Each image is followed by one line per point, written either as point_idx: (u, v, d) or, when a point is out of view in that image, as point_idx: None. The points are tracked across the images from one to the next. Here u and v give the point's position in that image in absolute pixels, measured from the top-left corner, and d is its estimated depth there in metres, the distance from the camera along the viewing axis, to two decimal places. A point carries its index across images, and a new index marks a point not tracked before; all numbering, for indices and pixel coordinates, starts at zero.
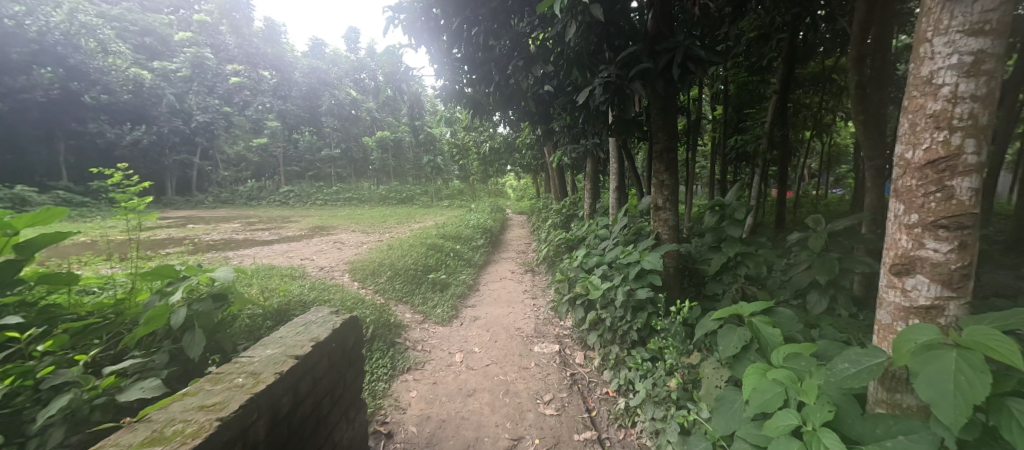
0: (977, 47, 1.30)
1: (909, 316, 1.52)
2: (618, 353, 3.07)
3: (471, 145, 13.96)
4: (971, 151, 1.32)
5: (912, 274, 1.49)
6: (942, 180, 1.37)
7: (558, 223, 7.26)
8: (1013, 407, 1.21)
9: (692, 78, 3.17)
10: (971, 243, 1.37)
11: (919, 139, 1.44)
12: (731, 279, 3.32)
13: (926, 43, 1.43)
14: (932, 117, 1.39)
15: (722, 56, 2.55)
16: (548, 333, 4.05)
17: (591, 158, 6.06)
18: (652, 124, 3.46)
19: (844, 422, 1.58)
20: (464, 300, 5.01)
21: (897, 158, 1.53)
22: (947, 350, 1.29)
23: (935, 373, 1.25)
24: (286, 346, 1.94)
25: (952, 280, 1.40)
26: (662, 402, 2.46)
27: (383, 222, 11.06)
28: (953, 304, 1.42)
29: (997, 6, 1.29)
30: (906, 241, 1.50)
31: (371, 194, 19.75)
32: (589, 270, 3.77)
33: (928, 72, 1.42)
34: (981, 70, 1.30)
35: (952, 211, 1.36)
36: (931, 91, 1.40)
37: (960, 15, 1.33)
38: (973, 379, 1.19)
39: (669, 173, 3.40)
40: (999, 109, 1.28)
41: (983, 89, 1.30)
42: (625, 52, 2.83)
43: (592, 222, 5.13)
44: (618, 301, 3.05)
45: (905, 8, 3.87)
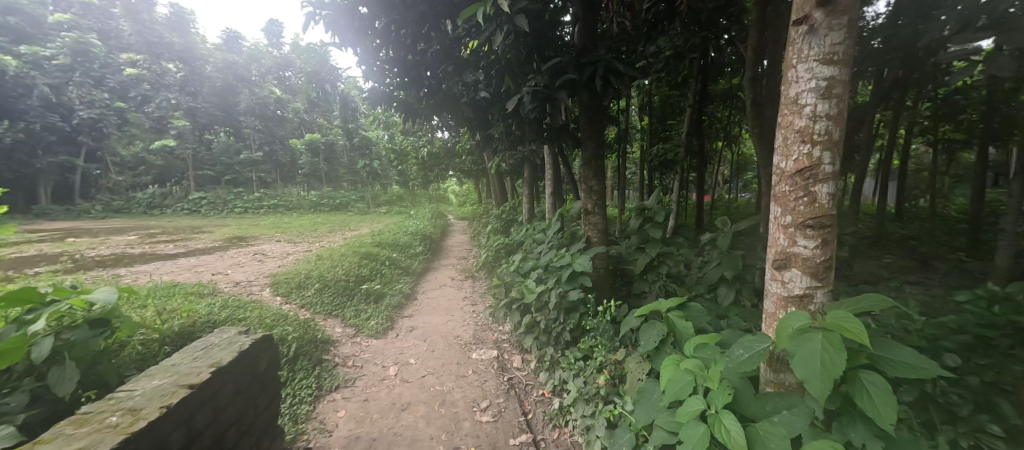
0: (829, 74, 1.54)
1: (787, 305, 1.74)
2: (553, 355, 3.15)
3: (410, 150, 13.63)
4: (827, 162, 1.56)
5: (788, 268, 1.70)
6: (808, 186, 1.59)
7: (498, 228, 7.31)
8: (864, 378, 1.43)
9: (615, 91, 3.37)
10: (831, 241, 1.61)
11: (790, 151, 1.66)
12: (654, 278, 3.57)
13: (790, 69, 1.66)
14: (798, 132, 1.62)
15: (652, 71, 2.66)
16: (486, 339, 4.04)
17: (528, 164, 6.19)
18: (581, 132, 3.61)
19: (741, 403, 1.77)
20: (401, 311, 4.82)
21: (774, 167, 1.76)
22: (815, 332, 1.49)
23: (808, 354, 1.44)
24: (178, 375, 1.72)
25: (818, 272, 1.62)
26: (591, 399, 2.56)
27: (312, 231, 10.31)
28: (819, 293, 1.65)
29: (844, 40, 1.53)
30: (783, 239, 1.71)
31: (300, 200, 18.36)
32: (525, 274, 3.84)
33: (794, 93, 1.64)
34: (832, 94, 1.55)
35: (815, 213, 1.59)
36: (796, 110, 1.63)
37: (816, 46, 1.56)
38: (835, 358, 1.38)
39: (597, 179, 3.59)
40: (846, 126, 1.53)
41: (834, 110, 1.55)
42: (552, 62, 2.91)
43: (529, 227, 5.24)
44: (552, 304, 3.15)
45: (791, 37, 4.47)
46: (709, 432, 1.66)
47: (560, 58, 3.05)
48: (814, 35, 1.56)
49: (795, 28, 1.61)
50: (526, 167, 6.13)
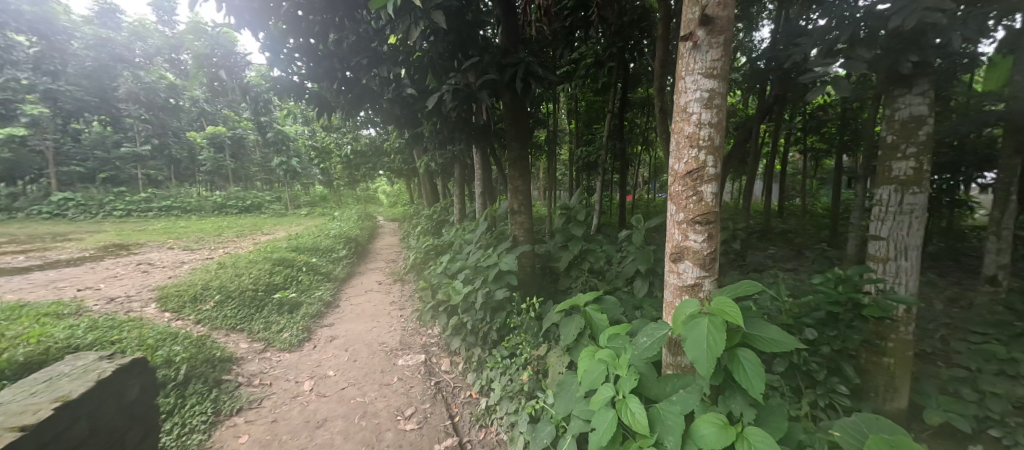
0: (710, 86, 1.73)
1: (682, 293, 1.92)
2: (481, 355, 3.13)
3: (333, 148, 12.73)
4: (710, 165, 1.75)
5: (682, 260, 1.88)
6: (696, 186, 1.78)
7: (429, 229, 7.13)
8: (741, 354, 1.63)
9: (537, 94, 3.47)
10: (714, 235, 1.81)
11: (681, 154, 1.83)
12: (577, 274, 3.74)
13: (680, 80, 1.83)
14: (688, 138, 1.80)
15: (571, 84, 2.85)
16: (413, 344, 3.91)
17: (458, 164, 6.13)
18: (506, 132, 3.66)
19: (646, 386, 1.92)
20: (320, 320, 4.47)
21: (668, 169, 1.93)
22: (702, 316, 1.67)
23: (696, 337, 1.60)
24: (5, 415, 1.40)
25: (705, 262, 1.82)
26: (515, 396, 2.60)
27: (216, 236, 9.12)
28: (707, 282, 1.85)
29: (722, 57, 1.73)
30: (677, 234, 1.88)
31: (201, 202, 16.14)
32: (452, 275, 3.79)
33: (684, 102, 1.82)
34: (713, 104, 1.74)
35: (702, 210, 1.78)
36: (685, 118, 1.81)
37: (701, 61, 1.74)
38: (717, 339, 1.55)
39: (522, 180, 3.69)
40: (725, 134, 1.73)
41: (715, 119, 1.75)
42: (472, 61, 2.90)
43: (459, 227, 5.18)
44: (479, 304, 3.15)
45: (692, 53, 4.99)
46: (617, 417, 1.77)
47: (480, 58, 3.05)
48: (697, 51, 1.74)
49: (683, 44, 1.78)
50: (456, 167, 6.06)
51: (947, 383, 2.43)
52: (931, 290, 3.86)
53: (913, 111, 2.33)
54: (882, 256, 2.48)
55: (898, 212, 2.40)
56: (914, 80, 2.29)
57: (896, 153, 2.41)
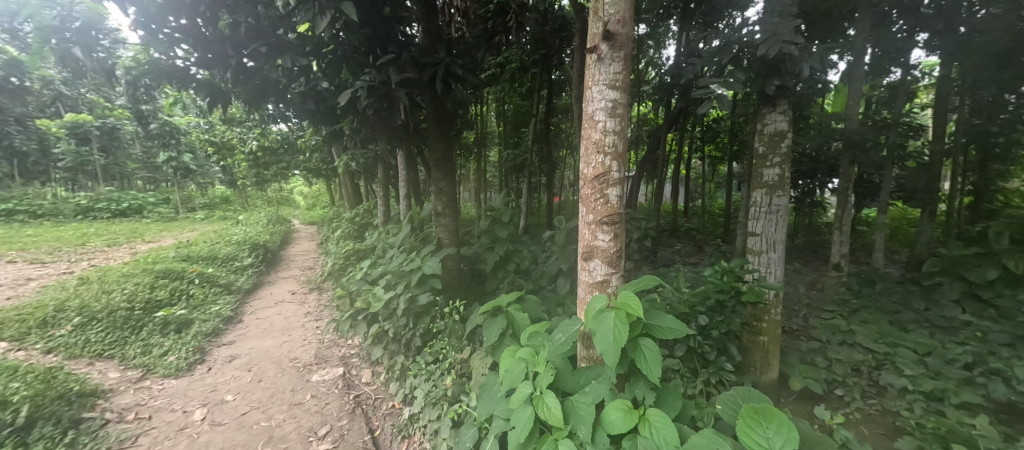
0: (613, 97, 1.87)
1: (592, 290, 2.04)
2: (404, 363, 3.02)
3: (237, 144, 11.34)
4: (614, 170, 1.90)
5: (592, 259, 2.00)
6: (602, 190, 1.91)
7: (350, 233, 6.69)
8: (643, 343, 1.78)
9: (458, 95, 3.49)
10: (620, 234, 1.96)
11: (589, 159, 1.95)
12: (504, 274, 3.81)
13: (587, 89, 1.95)
14: (595, 144, 1.92)
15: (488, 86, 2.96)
16: (330, 357, 3.64)
17: (381, 164, 5.86)
18: (429, 133, 3.68)
19: (562, 380, 2.00)
20: (217, 338, 3.96)
21: (579, 173, 2.04)
22: (609, 310, 1.79)
23: (604, 330, 1.71)
24: None
25: (612, 260, 1.96)
26: (438, 402, 2.54)
27: (78, 246, 7.55)
28: (613, 278, 1.99)
29: (623, 70, 1.88)
30: (587, 234, 2.00)
31: (59, 204, 13.27)
32: (373, 281, 3.61)
33: (591, 110, 1.94)
34: (616, 113, 1.89)
35: (608, 211, 1.92)
36: (592, 125, 1.93)
37: (604, 72, 1.87)
38: (621, 330, 1.67)
39: (446, 181, 3.74)
40: (626, 141, 1.89)
41: (618, 128, 1.90)
42: (385, 58, 2.81)
43: (382, 231, 4.95)
44: (401, 310, 3.05)
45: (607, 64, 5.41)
46: (535, 412, 1.83)
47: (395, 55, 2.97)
48: (602, 63, 1.86)
49: (589, 55, 1.90)
50: (380, 167, 5.79)
51: (805, 353, 2.92)
52: (796, 277, 4.62)
53: (777, 126, 2.75)
54: (757, 249, 2.87)
55: (768, 212, 2.80)
56: (777, 100, 2.72)
57: (767, 162, 2.81)
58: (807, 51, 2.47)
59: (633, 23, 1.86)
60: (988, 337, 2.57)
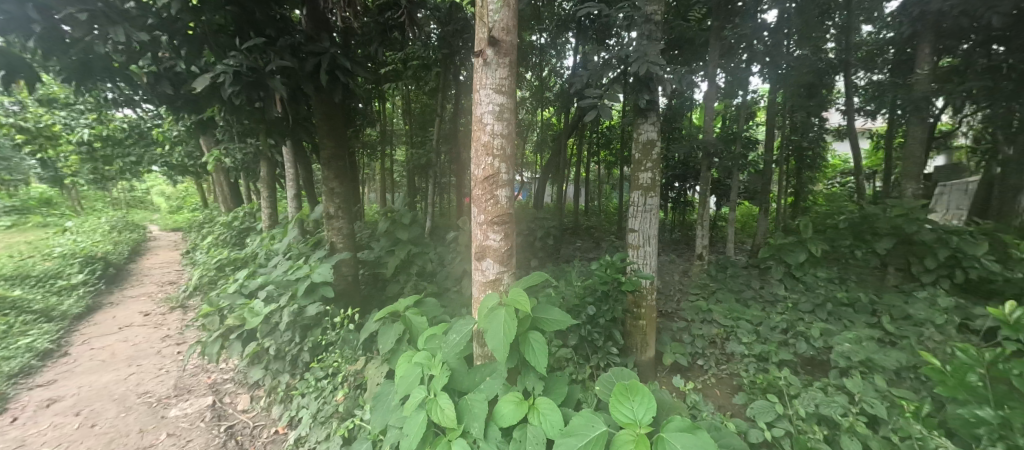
0: (500, 101, 1.94)
1: (486, 288, 2.08)
2: (289, 382, 2.73)
3: (62, 132, 8.99)
4: (503, 171, 1.97)
5: (484, 259, 2.05)
6: (492, 191, 1.97)
7: (226, 240, 5.80)
8: (532, 336, 1.87)
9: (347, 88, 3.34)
10: (509, 233, 2.04)
11: (479, 160, 1.99)
12: (406, 278, 3.72)
13: (475, 92, 1.98)
14: (484, 146, 1.97)
15: (376, 79, 2.93)
16: (195, 386, 3.10)
17: (265, 161, 5.20)
18: (317, 128, 3.49)
19: (457, 381, 2.01)
20: (26, 381, 3.10)
21: (470, 174, 2.07)
22: (500, 308, 1.84)
23: (495, 327, 1.75)
24: None
25: (503, 259, 2.03)
26: (327, 421, 2.35)
27: None
28: (505, 277, 2.06)
29: (509, 77, 1.96)
30: (479, 234, 2.04)
31: None
32: (250, 294, 3.19)
33: (479, 113, 1.98)
34: (503, 117, 1.96)
35: (498, 211, 1.98)
36: (480, 128, 1.97)
37: (492, 77, 1.92)
38: (510, 326, 1.73)
39: (339, 181, 3.53)
40: (513, 145, 1.98)
41: (505, 132, 1.97)
42: (252, 42, 2.56)
43: (265, 236, 4.40)
44: (284, 324, 2.76)
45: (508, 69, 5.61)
46: (428, 417, 1.80)
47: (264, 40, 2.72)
48: (488, 68, 1.92)
49: (476, 60, 1.94)
50: (264, 164, 5.15)
51: (675, 332, 3.38)
52: (671, 267, 5.33)
53: (648, 135, 3.11)
54: (636, 244, 3.19)
55: (643, 211, 3.13)
56: (648, 113, 3.09)
57: (642, 167, 3.14)
58: (666, 75, 2.91)
59: (517, 31, 1.95)
60: (798, 307, 3.25)
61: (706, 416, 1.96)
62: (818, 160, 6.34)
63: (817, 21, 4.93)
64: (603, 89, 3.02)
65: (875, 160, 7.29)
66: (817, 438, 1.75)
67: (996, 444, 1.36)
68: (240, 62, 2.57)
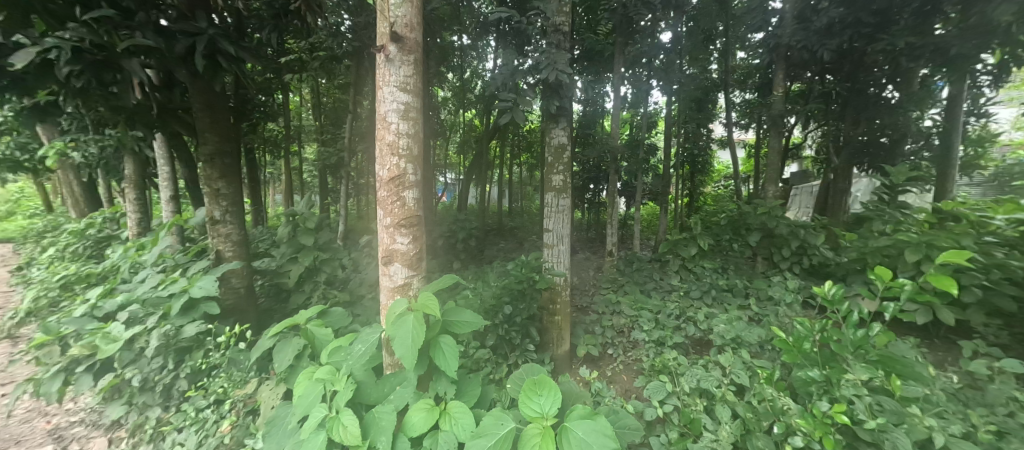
0: (404, 100, 1.88)
1: (394, 294, 2.00)
2: (160, 417, 2.33)
3: None
4: (410, 173, 1.91)
5: (392, 263, 1.96)
6: (399, 192, 1.90)
7: (78, 252, 4.77)
8: (442, 341, 1.84)
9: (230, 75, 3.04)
10: (418, 236, 1.99)
11: (384, 161, 1.90)
12: (312, 287, 3.47)
13: (378, 89, 1.89)
14: (388, 146, 1.88)
15: (262, 66, 2.71)
16: (25, 435, 2.49)
17: (130, 157, 4.38)
18: (196, 119, 3.13)
19: (364, 393, 1.91)
20: None
21: (374, 174, 1.97)
22: (409, 314, 1.77)
23: (402, 334, 1.68)
24: None
25: (412, 262, 1.97)
26: None
27: None
28: (415, 280, 2.00)
29: (414, 75, 1.90)
30: (386, 237, 1.95)
31: None
32: (107, 316, 2.66)
33: (383, 111, 1.88)
34: (409, 116, 1.90)
35: (405, 213, 1.92)
36: (385, 126, 1.89)
37: (395, 74, 1.85)
38: (419, 332, 1.68)
39: (224, 181, 3.21)
40: (420, 145, 1.93)
41: (412, 131, 1.92)
42: (97, 16, 2.23)
43: (130, 246, 3.71)
44: (152, 349, 2.35)
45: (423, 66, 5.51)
46: (329, 436, 1.67)
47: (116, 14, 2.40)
48: (391, 64, 1.84)
49: (378, 55, 1.85)
50: (130, 160, 4.35)
51: (588, 325, 3.60)
52: (586, 264, 5.70)
53: (559, 139, 3.27)
54: (550, 243, 3.31)
55: (555, 211, 3.28)
56: (560, 118, 3.24)
57: (555, 169, 3.28)
58: (574, 83, 3.10)
59: (421, 29, 1.91)
60: (689, 294, 3.67)
61: (608, 401, 2.11)
62: (706, 165, 7.28)
63: (703, 44, 5.64)
64: (517, 93, 3.10)
65: (748, 166, 8.59)
66: (697, 410, 1.99)
67: (823, 398, 1.68)
68: (81, 34, 2.23)
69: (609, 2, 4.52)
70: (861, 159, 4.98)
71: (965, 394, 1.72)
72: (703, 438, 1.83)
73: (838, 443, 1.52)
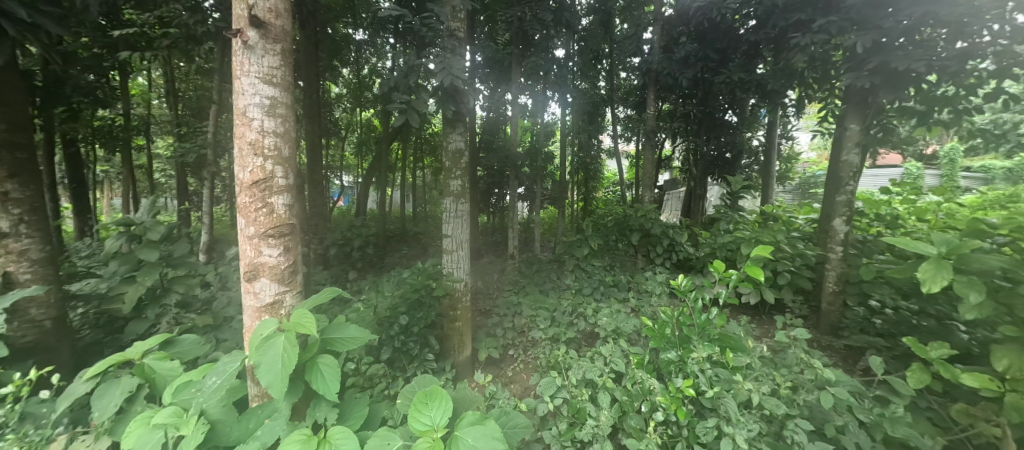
0: (270, 93, 1.67)
1: (261, 314, 1.74)
2: None
3: None
4: (280, 176, 1.70)
5: (257, 278, 1.71)
6: (264, 197, 1.67)
7: None
8: (320, 362, 1.64)
9: (25, 44, 2.37)
10: (291, 246, 1.77)
11: (244, 162, 1.65)
12: (158, 312, 2.88)
13: (235, 79, 1.64)
14: (250, 144, 1.65)
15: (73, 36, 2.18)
16: None
17: None
18: None
19: (221, 433, 1.63)
20: None
21: (233, 177, 1.69)
22: (278, 335, 1.54)
23: (269, 359, 1.45)
24: None
25: (284, 277, 1.74)
26: None
27: None
28: (288, 297, 1.77)
29: (280, 66, 1.70)
30: (250, 250, 1.69)
31: None
32: None
33: (242, 105, 1.64)
34: (276, 112, 1.69)
35: (274, 222, 1.70)
36: (244, 122, 1.64)
37: (256, 64, 1.63)
38: (291, 354, 1.46)
39: (16, 181, 2.48)
40: (291, 145, 1.73)
41: (281, 128, 1.71)
42: None
43: None
44: None
45: (309, 55, 5.01)
46: None
47: None
48: (251, 52, 1.62)
49: (234, 39, 1.61)
50: None
51: (490, 328, 3.65)
52: (490, 268, 5.78)
53: (457, 145, 3.26)
54: (449, 248, 3.25)
55: (454, 216, 3.24)
56: (457, 124, 3.24)
57: (452, 174, 3.26)
58: (470, 90, 3.13)
59: (289, 16, 1.73)
60: (581, 292, 3.97)
61: (502, 404, 2.16)
62: (597, 173, 8.02)
63: (591, 63, 6.21)
64: (411, 95, 3.00)
65: (630, 174, 9.70)
66: (582, 398, 2.16)
67: (677, 374, 1.96)
68: None
69: (505, 13, 4.69)
70: (712, 170, 6.10)
71: (775, 359, 2.18)
72: (587, 425, 1.98)
73: (687, 412, 1.79)
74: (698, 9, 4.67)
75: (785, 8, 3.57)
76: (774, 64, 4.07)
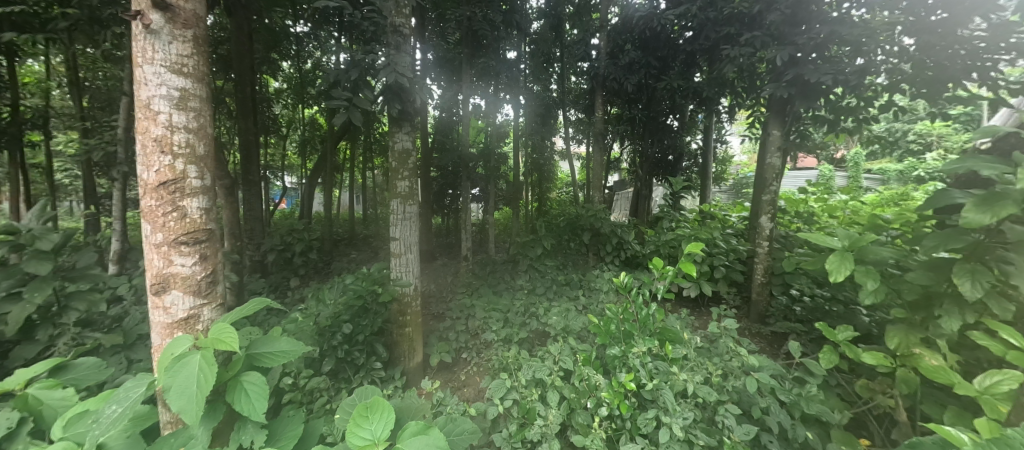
0: (180, 85, 1.51)
1: (172, 331, 1.55)
2: None
3: None
4: (193, 176, 1.54)
5: (167, 291, 1.52)
6: (175, 200, 1.50)
7: None
8: (246, 379, 1.48)
9: None
10: (208, 254, 1.61)
11: (150, 161, 1.47)
12: (53, 333, 2.50)
13: (135, 67, 1.46)
14: (156, 141, 1.47)
15: None
16: None
17: None
18: None
19: None
20: None
21: (135, 177, 1.50)
22: (193, 353, 1.37)
23: (182, 380, 1.28)
24: None
25: (200, 288, 1.57)
26: None
27: None
28: (205, 310, 1.60)
29: (192, 54, 1.54)
30: (158, 260, 1.51)
31: None
32: None
33: (146, 97, 1.47)
34: (187, 106, 1.53)
35: (187, 228, 1.53)
36: (149, 116, 1.47)
37: (161, 51, 1.47)
38: (209, 373, 1.31)
39: None
40: (207, 142, 1.58)
41: (194, 123, 1.55)
42: None
43: None
44: None
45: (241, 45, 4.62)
46: None
47: None
48: (156, 37, 1.46)
49: (134, 23, 1.43)
50: None
51: (442, 332, 3.57)
52: (443, 271, 5.65)
53: (403, 145, 3.15)
54: (397, 252, 3.11)
55: (402, 219, 3.12)
56: (403, 123, 3.13)
57: (399, 174, 3.14)
58: (417, 88, 3.03)
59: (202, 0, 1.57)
60: (535, 292, 4.01)
61: (451, 411, 2.11)
62: (551, 174, 8.14)
63: (543, 65, 6.30)
64: (353, 91, 2.86)
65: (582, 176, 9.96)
66: (532, 397, 2.16)
67: (621, 368, 2.03)
68: None
69: (455, 12, 4.62)
70: (657, 171, 6.43)
71: (710, 349, 2.31)
72: (536, 424, 1.98)
73: (629, 405, 1.85)
74: (640, 18, 4.89)
75: (717, 21, 3.83)
76: (709, 73, 4.36)
